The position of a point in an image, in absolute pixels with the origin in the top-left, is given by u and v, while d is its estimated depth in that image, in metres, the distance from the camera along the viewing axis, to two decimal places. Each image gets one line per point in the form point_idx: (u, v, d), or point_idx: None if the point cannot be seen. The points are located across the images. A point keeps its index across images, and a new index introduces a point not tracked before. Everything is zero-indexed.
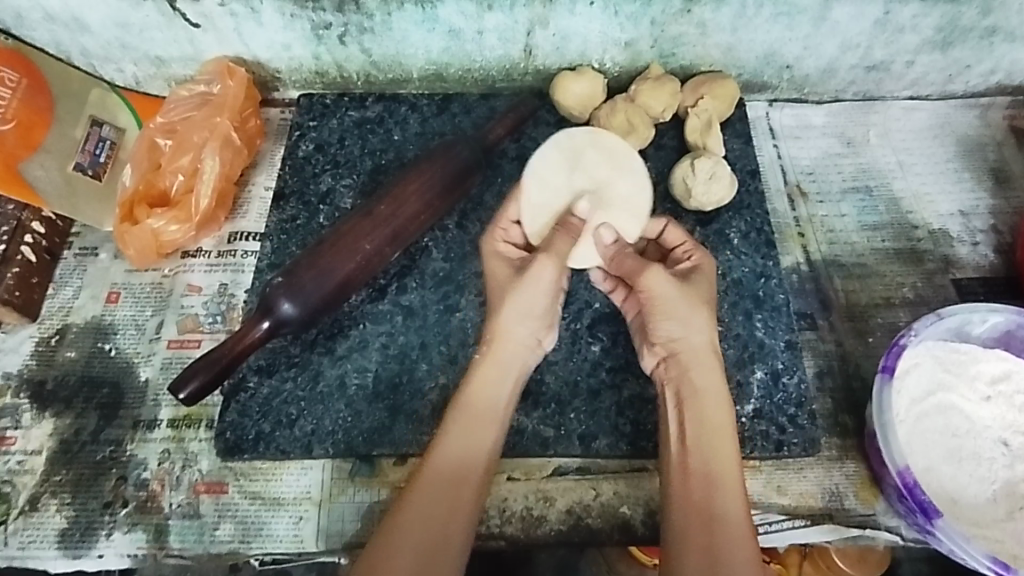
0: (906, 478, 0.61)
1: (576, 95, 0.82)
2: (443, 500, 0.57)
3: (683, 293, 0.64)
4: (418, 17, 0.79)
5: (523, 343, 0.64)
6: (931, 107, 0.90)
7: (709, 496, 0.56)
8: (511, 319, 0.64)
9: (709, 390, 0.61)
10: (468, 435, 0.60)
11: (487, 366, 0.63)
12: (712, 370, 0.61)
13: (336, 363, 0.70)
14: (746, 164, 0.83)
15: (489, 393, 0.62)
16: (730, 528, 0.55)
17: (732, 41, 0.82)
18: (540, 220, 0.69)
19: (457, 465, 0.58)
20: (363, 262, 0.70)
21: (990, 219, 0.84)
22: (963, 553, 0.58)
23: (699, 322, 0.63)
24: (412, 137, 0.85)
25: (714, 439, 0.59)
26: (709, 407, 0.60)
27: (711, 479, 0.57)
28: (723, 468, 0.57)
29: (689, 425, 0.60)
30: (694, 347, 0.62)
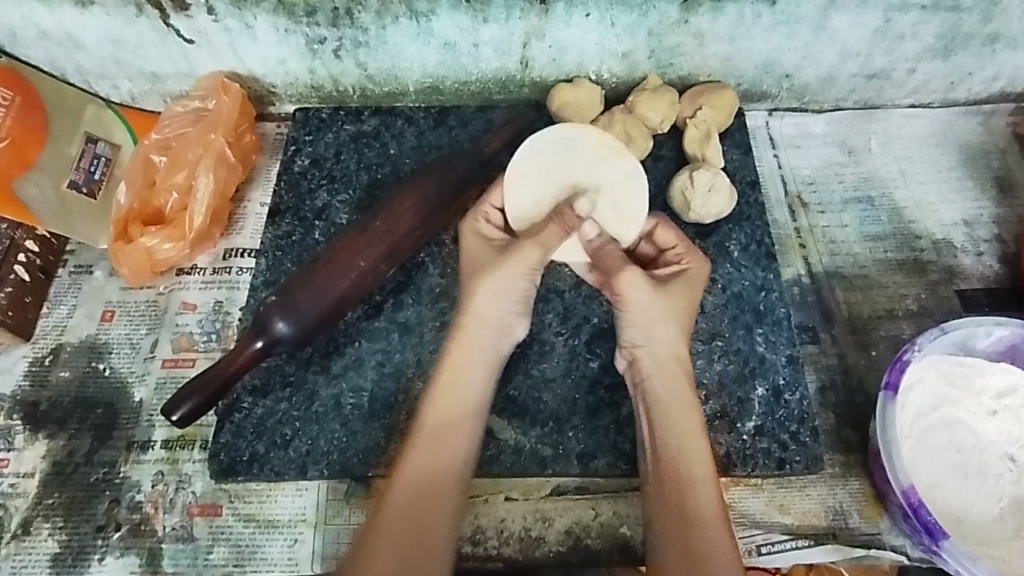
0: (911, 498, 0.60)
1: (573, 107, 0.81)
2: (422, 498, 0.57)
3: (658, 297, 0.64)
4: (412, 30, 0.79)
5: (489, 325, 0.64)
6: (933, 115, 0.89)
7: (677, 498, 0.56)
8: (480, 302, 0.64)
9: (682, 397, 0.61)
10: (437, 434, 0.59)
11: (458, 355, 0.62)
12: (671, 378, 0.61)
13: (331, 382, 0.69)
14: (746, 175, 0.82)
15: (458, 382, 0.61)
16: (701, 523, 0.55)
17: (731, 50, 0.81)
18: (525, 211, 0.69)
19: (429, 461, 0.58)
20: (357, 279, 0.69)
21: (995, 228, 0.83)
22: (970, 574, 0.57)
23: (663, 331, 0.63)
24: (409, 151, 0.84)
25: (680, 446, 0.58)
26: (676, 415, 0.60)
27: (682, 482, 0.57)
28: (688, 472, 0.57)
29: (656, 433, 0.60)
30: (671, 359, 0.62)
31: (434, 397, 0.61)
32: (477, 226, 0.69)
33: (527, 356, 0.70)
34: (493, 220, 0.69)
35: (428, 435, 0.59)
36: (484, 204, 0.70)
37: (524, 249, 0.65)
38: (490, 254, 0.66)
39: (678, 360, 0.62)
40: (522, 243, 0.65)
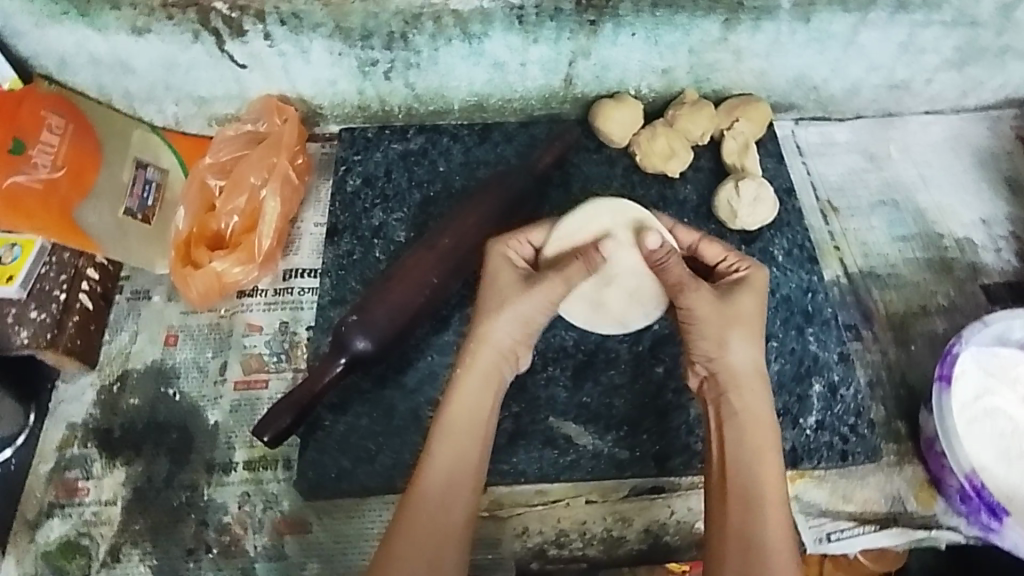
0: (973, 481, 0.65)
1: (618, 123, 0.85)
2: (440, 516, 0.57)
3: (723, 308, 0.62)
4: (464, 51, 0.81)
5: (497, 349, 0.62)
6: (946, 121, 0.95)
7: (745, 516, 0.56)
8: (495, 327, 0.62)
9: (758, 415, 0.60)
10: (458, 443, 0.59)
11: (469, 377, 0.61)
12: (749, 394, 0.60)
13: (408, 397, 0.71)
14: (782, 183, 0.87)
15: (469, 402, 0.60)
16: (766, 542, 0.55)
17: (765, 65, 0.85)
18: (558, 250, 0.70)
19: (444, 480, 0.58)
20: (431, 295, 0.71)
21: (1010, 227, 0.89)
22: None
23: (741, 344, 0.61)
24: (457, 168, 0.86)
25: (756, 463, 0.58)
26: (754, 431, 0.59)
27: (748, 500, 0.56)
28: (761, 488, 0.57)
29: (731, 445, 0.59)
30: (750, 377, 0.61)
31: (446, 420, 0.60)
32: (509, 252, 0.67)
33: (594, 363, 0.73)
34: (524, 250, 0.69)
35: (444, 453, 0.58)
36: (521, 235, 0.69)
37: (548, 282, 0.64)
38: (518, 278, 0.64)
39: (756, 379, 0.61)
40: (546, 277, 0.64)
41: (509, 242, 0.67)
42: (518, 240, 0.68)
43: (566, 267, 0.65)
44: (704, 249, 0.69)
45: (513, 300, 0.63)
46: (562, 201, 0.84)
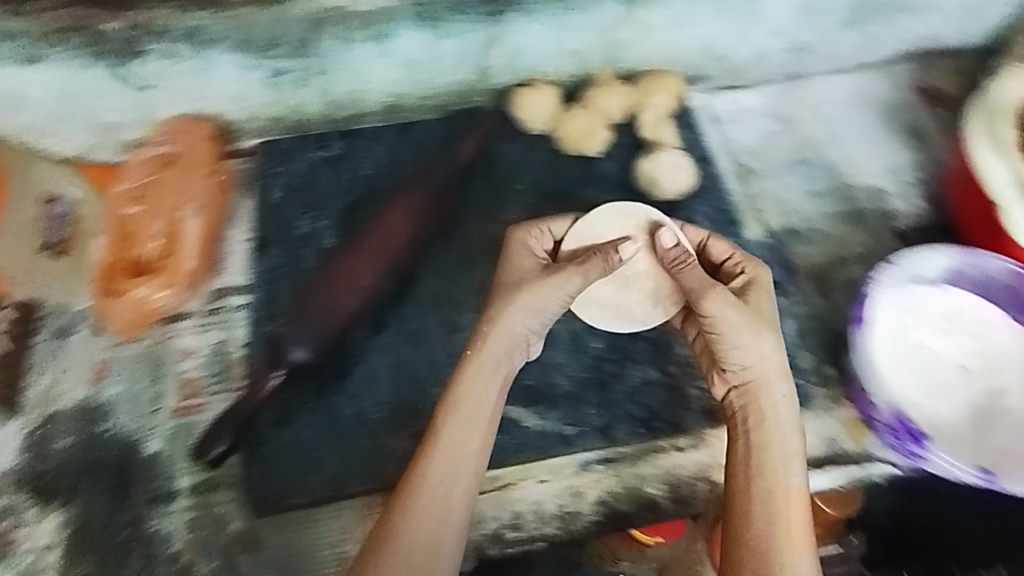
0: (897, 413, 0.69)
1: (535, 108, 0.87)
2: (426, 514, 0.58)
3: (745, 316, 0.64)
4: (376, 51, 0.82)
5: (508, 338, 0.66)
6: (851, 79, 0.99)
7: (754, 512, 0.57)
8: (509, 319, 0.66)
9: (782, 421, 0.61)
10: (455, 435, 0.61)
11: (474, 367, 0.64)
12: (780, 401, 0.62)
13: (351, 400, 0.71)
14: (697, 154, 0.91)
15: (468, 404, 0.62)
16: (785, 544, 0.56)
17: (673, 40, 0.88)
18: (577, 244, 0.73)
19: (438, 480, 0.59)
20: (363, 296, 0.75)
21: (918, 174, 0.94)
22: (952, 467, 0.68)
23: (763, 348, 0.64)
24: (382, 168, 0.86)
25: (776, 467, 0.59)
26: (777, 435, 0.61)
27: (772, 502, 0.57)
28: (778, 490, 0.58)
29: (750, 443, 0.61)
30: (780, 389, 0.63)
31: (445, 418, 0.61)
32: (527, 242, 0.71)
33: None
34: (541, 239, 0.72)
35: (440, 450, 0.60)
36: (543, 225, 0.73)
37: (567, 273, 0.68)
38: (535, 270, 0.69)
39: (785, 392, 0.63)
40: (566, 266, 0.68)
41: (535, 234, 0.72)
42: (541, 232, 0.72)
43: (587, 260, 0.69)
44: (710, 248, 0.72)
45: (525, 296, 0.66)
46: (486, 190, 0.85)
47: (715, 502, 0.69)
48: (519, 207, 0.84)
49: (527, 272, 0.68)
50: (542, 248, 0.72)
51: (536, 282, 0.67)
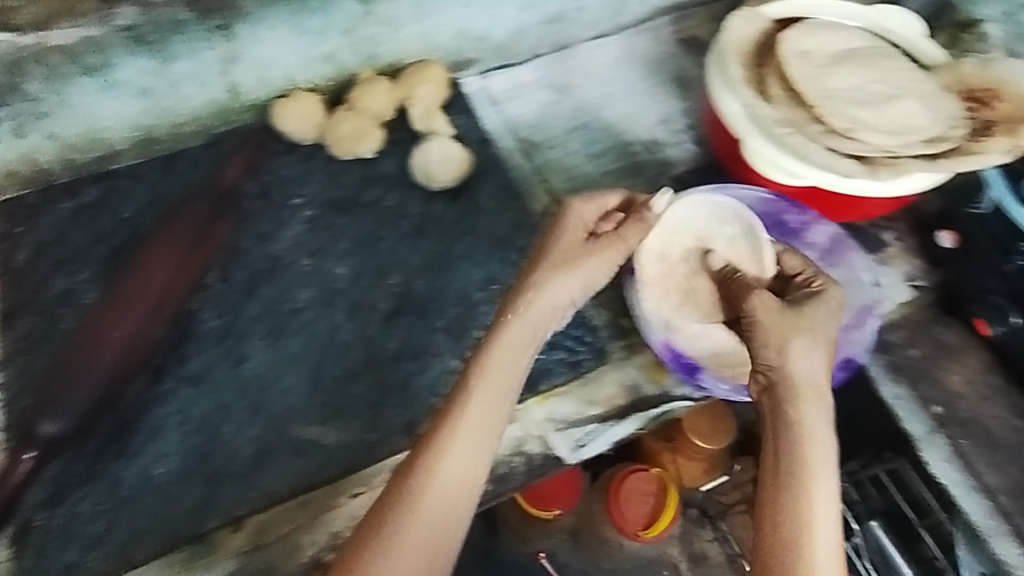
0: (670, 347, 0.74)
1: (296, 117, 0.83)
2: (443, 500, 0.59)
3: (787, 318, 0.64)
4: (96, 86, 0.74)
5: (550, 308, 0.66)
6: (616, 40, 1.02)
7: (797, 453, 0.59)
8: (548, 290, 0.66)
9: (798, 363, 0.62)
10: (478, 426, 0.61)
11: (498, 350, 0.64)
12: (815, 407, 0.61)
13: (132, 461, 0.66)
14: (475, 135, 0.91)
15: (499, 382, 0.63)
16: (803, 537, 0.56)
17: (423, 28, 0.87)
18: (607, 222, 0.70)
19: (450, 467, 0.59)
20: (122, 347, 0.70)
21: (687, 120, 0.98)
22: (722, 389, 0.73)
23: (803, 349, 0.63)
24: (143, 208, 0.79)
25: (806, 395, 0.61)
26: (805, 368, 0.62)
27: (803, 487, 0.58)
28: (820, 429, 0.60)
29: (778, 377, 0.62)
30: (777, 338, 0.63)
31: (470, 399, 0.62)
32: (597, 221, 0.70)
33: (325, 359, 0.73)
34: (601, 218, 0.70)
35: (449, 445, 0.60)
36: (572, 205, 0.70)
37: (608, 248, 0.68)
38: (580, 243, 0.68)
39: (810, 382, 0.62)
40: (593, 251, 0.68)
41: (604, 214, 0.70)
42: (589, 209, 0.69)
43: (602, 241, 0.68)
44: (782, 263, 0.72)
45: (550, 281, 0.66)
46: (262, 209, 0.81)
47: (530, 472, 0.73)
48: (298, 221, 0.81)
49: (568, 246, 0.68)
50: (603, 222, 0.70)
51: (580, 256, 0.67)
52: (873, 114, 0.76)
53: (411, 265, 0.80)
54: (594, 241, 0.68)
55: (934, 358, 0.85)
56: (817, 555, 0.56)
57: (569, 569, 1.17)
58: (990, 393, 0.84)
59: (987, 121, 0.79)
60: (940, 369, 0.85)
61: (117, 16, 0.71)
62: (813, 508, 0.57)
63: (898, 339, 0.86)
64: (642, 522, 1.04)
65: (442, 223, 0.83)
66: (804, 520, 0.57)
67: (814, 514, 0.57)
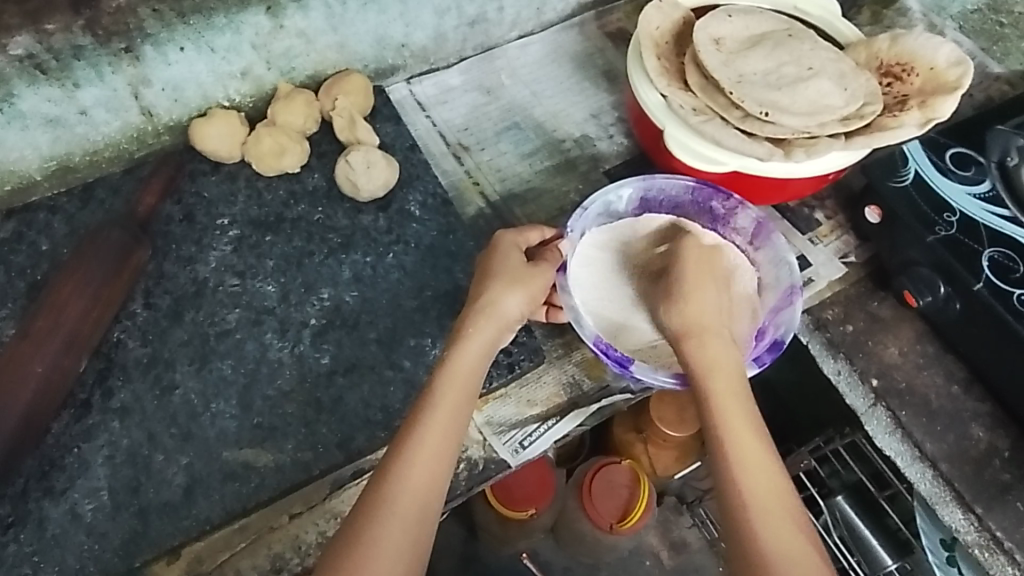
0: (600, 344, 0.73)
1: (216, 137, 0.82)
2: (419, 502, 0.57)
3: (677, 302, 0.69)
4: (1, 119, 0.73)
5: (511, 312, 0.69)
6: (541, 38, 1.02)
7: (726, 441, 0.61)
8: (507, 298, 0.69)
9: (706, 342, 0.66)
10: (449, 423, 0.61)
11: (471, 345, 0.66)
12: (729, 371, 0.65)
13: (60, 499, 0.65)
14: (403, 141, 0.90)
15: (463, 384, 0.64)
16: (757, 501, 0.58)
17: (339, 39, 0.87)
18: (542, 247, 0.75)
19: (424, 471, 0.59)
20: (41, 385, 0.67)
21: (617, 113, 0.98)
22: (655, 380, 0.72)
23: (699, 315, 0.68)
24: (63, 240, 0.78)
25: (718, 370, 0.65)
26: (714, 345, 0.66)
27: (738, 449, 0.60)
28: (737, 397, 0.63)
29: (690, 359, 0.66)
30: (685, 317, 0.68)
31: (439, 402, 0.62)
32: (542, 234, 0.75)
33: (256, 379, 0.72)
34: (536, 239, 0.75)
35: (424, 448, 0.59)
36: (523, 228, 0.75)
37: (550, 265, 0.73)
38: (524, 264, 0.72)
39: (724, 348, 0.66)
40: (542, 265, 0.72)
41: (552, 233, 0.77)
42: (531, 231, 0.75)
43: (548, 254, 0.74)
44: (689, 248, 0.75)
45: (498, 288, 0.69)
46: (187, 233, 0.80)
47: (472, 479, 0.72)
48: (223, 243, 0.80)
49: (518, 263, 0.71)
50: (543, 241, 0.76)
51: (533, 270, 0.71)
52: (788, 96, 0.76)
53: (341, 278, 0.79)
54: (533, 262, 0.73)
55: (868, 331, 0.85)
56: (762, 520, 0.57)
57: (552, 568, 1.18)
58: (926, 361, 0.83)
59: (902, 95, 0.80)
60: (875, 342, 0.84)
61: (15, 45, 0.68)
62: (748, 474, 0.59)
63: (834, 316, 0.86)
64: (616, 515, 1.03)
65: (371, 234, 0.83)
66: (743, 483, 0.59)
67: (750, 481, 0.59)
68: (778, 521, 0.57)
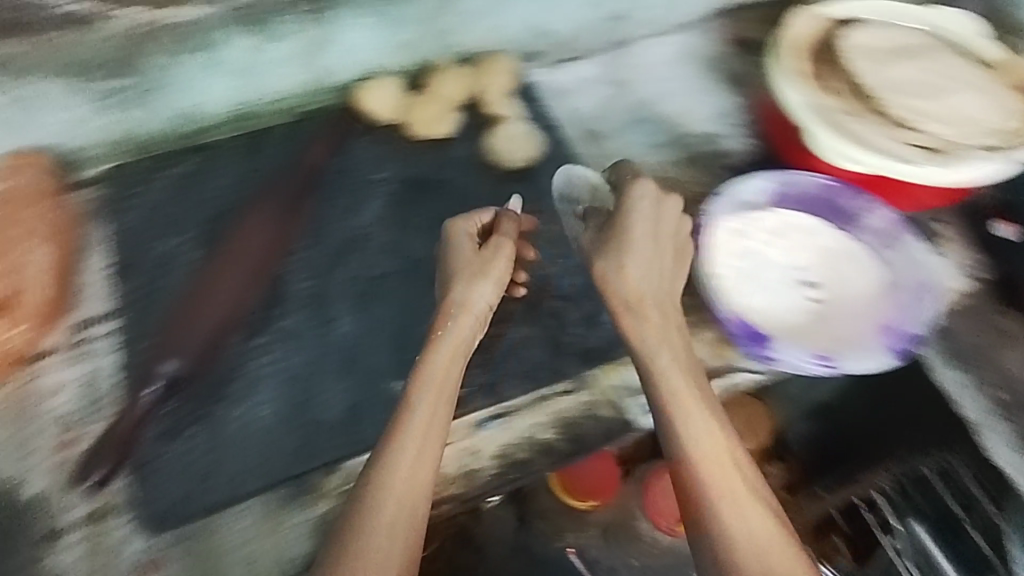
0: (738, 321, 0.79)
1: (381, 100, 0.89)
2: (410, 510, 0.61)
3: (655, 308, 0.73)
4: (204, 64, 0.82)
5: (472, 313, 0.72)
6: (674, 41, 1.06)
7: (704, 478, 0.64)
8: (473, 295, 0.72)
9: (649, 312, 0.72)
10: (426, 438, 0.64)
11: (439, 356, 0.68)
12: (701, 406, 0.68)
13: (237, 405, 0.72)
14: (543, 122, 0.95)
15: (441, 401, 0.66)
16: (744, 539, 0.61)
17: (497, 21, 0.94)
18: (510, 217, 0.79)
19: (404, 484, 0.62)
20: (231, 303, 0.77)
21: (742, 115, 1.02)
22: (789, 360, 0.78)
23: (653, 274, 0.74)
24: (236, 179, 0.85)
25: (688, 401, 0.68)
26: (667, 357, 0.70)
27: (720, 492, 0.63)
28: (720, 432, 0.66)
29: (661, 375, 0.69)
30: (644, 283, 0.73)
31: (416, 411, 0.65)
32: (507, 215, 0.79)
33: (411, 319, 0.79)
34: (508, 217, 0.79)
35: (399, 462, 0.62)
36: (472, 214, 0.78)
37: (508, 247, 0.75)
38: (476, 253, 0.75)
39: (686, 385, 0.69)
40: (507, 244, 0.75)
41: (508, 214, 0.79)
42: (480, 216, 0.78)
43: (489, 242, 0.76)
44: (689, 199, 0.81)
45: (461, 284, 0.72)
46: (347, 184, 0.87)
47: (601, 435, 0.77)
48: (380, 196, 0.87)
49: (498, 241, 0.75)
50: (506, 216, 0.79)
51: (502, 250, 0.75)
52: (921, 102, 0.81)
53: None
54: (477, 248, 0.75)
55: (986, 344, 0.87)
56: (750, 557, 0.61)
57: None
58: None
59: None
60: (992, 355, 0.86)
61: None
62: (733, 512, 0.62)
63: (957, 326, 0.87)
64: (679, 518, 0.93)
65: (515, 202, 0.88)
66: (727, 527, 0.62)
67: (732, 515, 0.62)
68: (739, 509, 0.63)
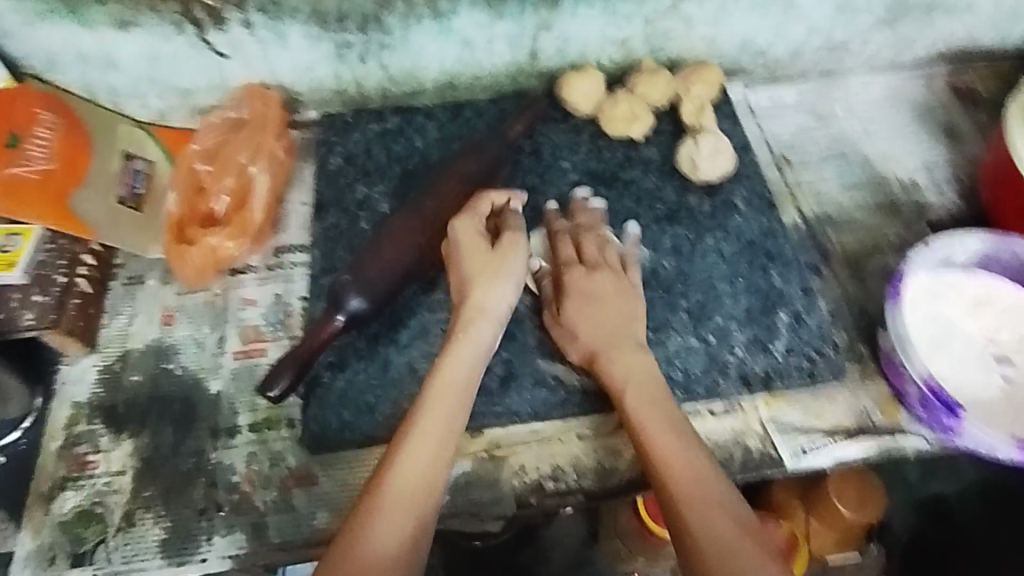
0: (930, 384, 0.72)
1: (583, 92, 0.91)
2: (420, 484, 0.59)
3: (615, 341, 0.71)
4: (435, 30, 0.85)
5: (494, 311, 0.70)
6: (886, 79, 1.01)
7: (701, 524, 0.58)
8: (489, 295, 0.70)
9: (615, 358, 0.70)
10: (448, 418, 0.63)
11: (462, 345, 0.68)
12: (690, 450, 0.63)
13: (403, 351, 0.77)
14: (737, 139, 0.93)
15: (447, 392, 0.65)
16: None
17: (714, 32, 0.92)
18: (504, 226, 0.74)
19: (417, 461, 0.60)
20: (420, 254, 0.77)
21: (952, 170, 0.94)
22: (986, 439, 0.69)
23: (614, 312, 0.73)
24: (434, 143, 0.91)
25: (681, 440, 0.64)
26: (640, 392, 0.67)
27: (730, 541, 0.57)
28: (693, 485, 0.61)
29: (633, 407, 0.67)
30: (595, 330, 0.72)
31: (430, 401, 0.64)
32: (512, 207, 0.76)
33: None
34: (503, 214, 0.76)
35: (419, 435, 0.62)
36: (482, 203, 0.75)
37: (494, 254, 0.71)
38: (484, 246, 0.72)
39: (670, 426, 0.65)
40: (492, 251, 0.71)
41: (518, 209, 0.76)
42: (486, 202, 0.75)
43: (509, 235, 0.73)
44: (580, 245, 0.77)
45: (483, 287, 0.70)
46: (534, 166, 0.90)
47: (746, 467, 0.74)
48: (564, 184, 0.89)
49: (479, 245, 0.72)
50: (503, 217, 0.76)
51: (498, 255, 0.71)
52: None
53: (662, 245, 0.85)
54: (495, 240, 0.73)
55: None
56: None
57: None
58: None
59: None
60: None
61: None
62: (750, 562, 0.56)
63: None
64: None
65: (695, 214, 0.87)
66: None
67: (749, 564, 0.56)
68: (710, 519, 0.58)
